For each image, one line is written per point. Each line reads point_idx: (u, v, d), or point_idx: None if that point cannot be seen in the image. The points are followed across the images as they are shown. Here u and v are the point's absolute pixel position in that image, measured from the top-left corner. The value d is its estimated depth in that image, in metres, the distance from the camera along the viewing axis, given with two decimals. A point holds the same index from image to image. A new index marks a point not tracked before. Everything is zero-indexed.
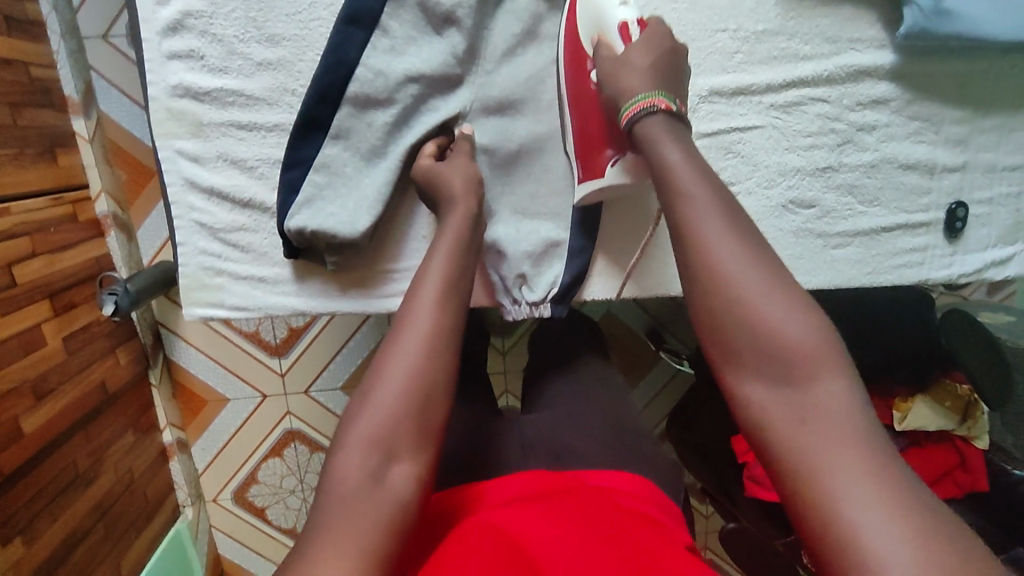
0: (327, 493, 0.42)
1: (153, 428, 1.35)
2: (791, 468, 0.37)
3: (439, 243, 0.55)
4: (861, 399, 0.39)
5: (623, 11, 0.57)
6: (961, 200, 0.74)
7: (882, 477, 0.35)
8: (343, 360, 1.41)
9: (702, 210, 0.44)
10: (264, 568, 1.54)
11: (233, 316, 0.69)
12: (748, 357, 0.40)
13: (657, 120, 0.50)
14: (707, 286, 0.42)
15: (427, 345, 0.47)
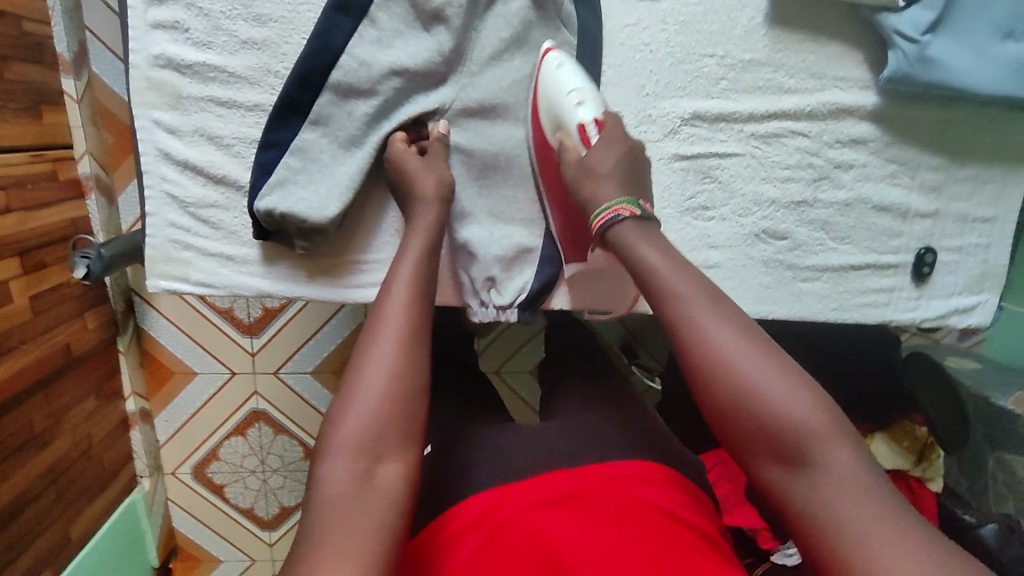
0: (317, 502, 0.42)
1: (116, 395, 1.34)
2: (820, 540, 0.37)
3: (411, 241, 0.56)
4: (869, 461, 0.40)
5: (581, 111, 0.61)
6: (930, 245, 0.75)
7: (907, 534, 0.36)
8: (315, 345, 1.41)
9: (692, 300, 0.47)
10: (218, 545, 1.54)
11: (197, 292, 0.68)
12: (759, 442, 0.42)
13: (627, 226, 0.53)
14: (711, 375, 0.44)
15: (408, 361, 0.49)
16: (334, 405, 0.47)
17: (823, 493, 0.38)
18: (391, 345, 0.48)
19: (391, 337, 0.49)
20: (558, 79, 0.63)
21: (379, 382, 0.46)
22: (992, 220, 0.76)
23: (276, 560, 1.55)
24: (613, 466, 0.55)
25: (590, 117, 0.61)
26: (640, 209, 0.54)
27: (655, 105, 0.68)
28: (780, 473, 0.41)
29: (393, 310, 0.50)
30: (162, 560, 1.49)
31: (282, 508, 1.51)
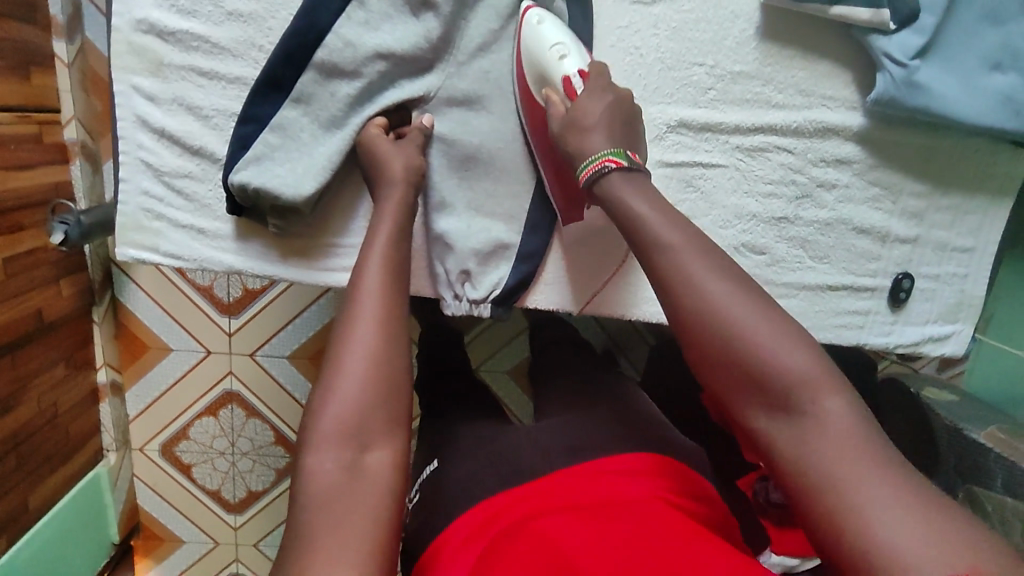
0: (307, 498, 0.42)
1: (87, 365, 1.32)
2: (807, 488, 0.37)
3: (383, 224, 0.56)
4: (863, 410, 0.39)
5: (567, 64, 0.61)
6: (908, 271, 0.75)
7: (899, 485, 0.35)
8: (294, 330, 1.40)
9: (685, 251, 0.46)
10: (181, 524, 1.52)
11: (166, 263, 0.67)
12: (749, 393, 0.41)
13: (612, 179, 0.53)
14: (702, 326, 0.43)
15: (384, 333, 0.48)
16: (314, 395, 0.46)
17: (813, 445, 0.38)
18: (370, 325, 0.48)
19: (369, 317, 0.48)
20: (540, 34, 0.62)
21: (360, 363, 0.46)
22: (971, 250, 0.76)
23: (240, 545, 1.53)
24: (614, 464, 0.59)
25: (575, 68, 0.61)
26: (627, 160, 0.53)
27: (642, 110, 0.68)
28: (769, 424, 0.41)
29: (368, 288, 0.50)
30: (124, 536, 1.47)
31: (249, 492, 1.50)
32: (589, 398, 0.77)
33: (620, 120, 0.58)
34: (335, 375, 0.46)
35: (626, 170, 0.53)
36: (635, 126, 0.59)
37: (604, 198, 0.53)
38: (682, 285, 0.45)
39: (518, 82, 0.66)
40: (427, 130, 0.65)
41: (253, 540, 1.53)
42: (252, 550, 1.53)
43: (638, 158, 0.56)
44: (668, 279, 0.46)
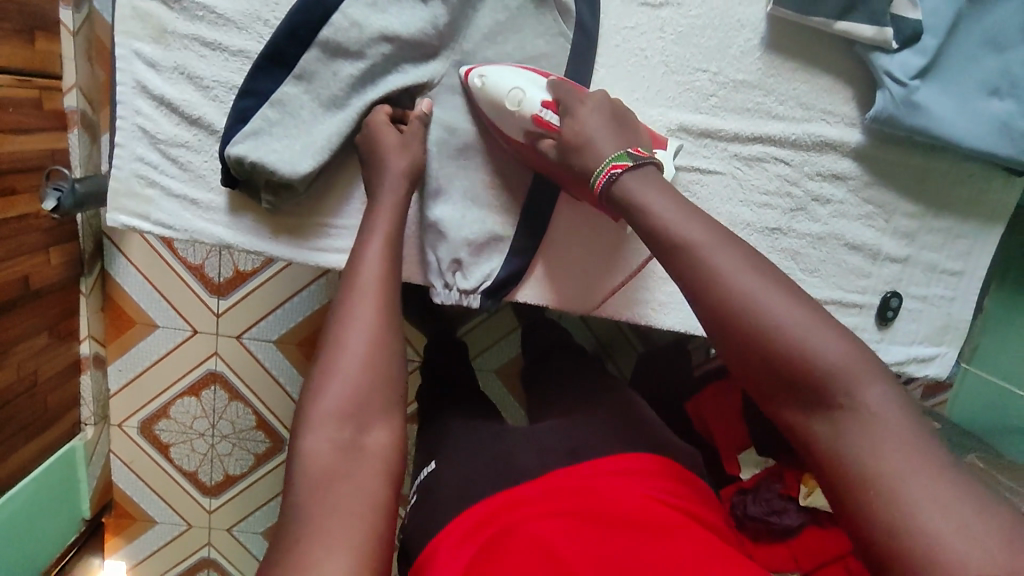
0: (303, 477, 0.42)
1: (71, 336, 1.31)
2: (853, 483, 0.39)
3: (377, 217, 0.57)
4: (901, 399, 0.41)
5: (529, 102, 0.62)
6: (896, 290, 0.75)
7: (941, 474, 0.37)
8: (282, 314, 1.39)
9: (717, 249, 0.46)
10: (154, 504, 1.51)
11: (157, 232, 0.67)
12: (784, 388, 0.43)
13: (633, 177, 0.53)
14: (739, 326, 0.44)
15: (382, 315, 0.49)
16: (310, 378, 0.47)
17: (852, 440, 0.39)
18: (371, 311, 0.49)
19: (370, 304, 0.49)
20: (490, 94, 0.63)
21: (359, 347, 0.47)
22: (959, 274, 0.76)
23: (213, 529, 1.52)
24: (589, 462, 0.62)
25: (539, 101, 0.62)
26: (631, 160, 0.54)
27: (643, 111, 0.68)
28: (806, 419, 0.42)
29: (367, 275, 0.51)
30: (95, 513, 1.45)
31: (226, 476, 1.48)
32: (591, 390, 0.79)
33: (609, 118, 0.59)
34: (333, 357, 0.47)
35: (633, 170, 0.53)
36: (626, 117, 0.61)
37: (622, 199, 0.53)
38: (715, 284, 0.45)
39: (484, 120, 0.67)
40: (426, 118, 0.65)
41: (226, 525, 1.51)
42: (225, 535, 1.52)
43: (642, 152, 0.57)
44: (698, 278, 0.46)
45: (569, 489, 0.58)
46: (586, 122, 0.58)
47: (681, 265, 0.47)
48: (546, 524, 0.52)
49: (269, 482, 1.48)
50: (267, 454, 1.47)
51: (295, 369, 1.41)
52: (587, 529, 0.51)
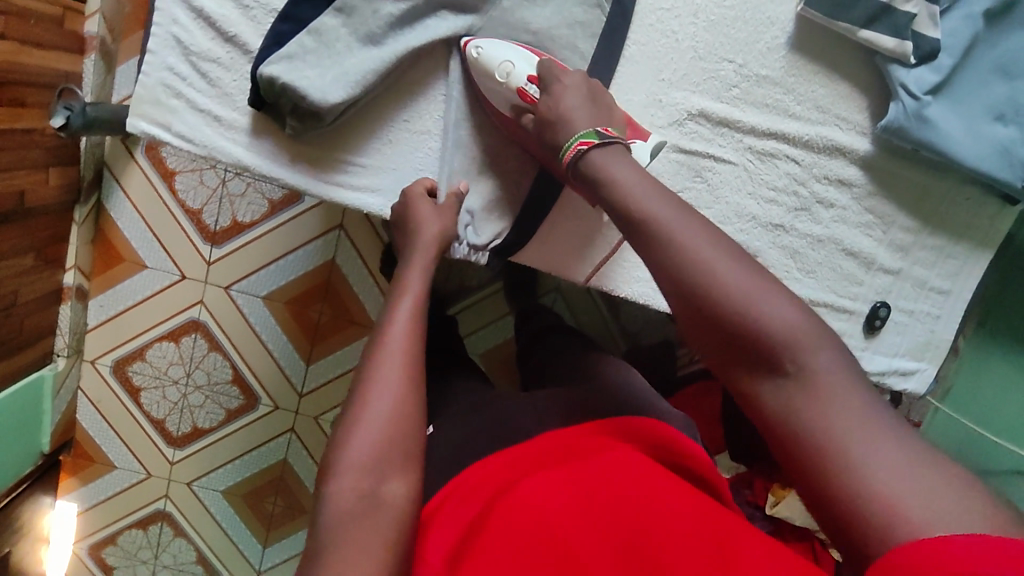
0: (330, 522, 0.48)
1: (57, 263, 1.29)
2: (810, 450, 0.40)
3: (413, 274, 0.61)
4: (846, 362, 0.42)
5: (514, 77, 0.64)
6: (885, 301, 0.78)
7: (891, 437, 0.39)
8: (274, 271, 1.38)
9: (676, 219, 0.47)
10: (118, 448, 1.48)
11: (175, 145, 0.67)
12: (735, 356, 0.44)
13: (605, 150, 0.54)
14: (699, 296, 0.45)
15: (408, 373, 0.54)
16: (341, 429, 0.51)
17: (802, 405, 0.41)
18: (397, 370, 0.53)
19: (396, 360, 0.54)
20: (484, 64, 0.65)
21: (388, 402, 0.52)
22: (946, 293, 0.79)
23: (172, 481, 1.49)
24: (560, 435, 0.64)
25: (524, 76, 0.64)
26: (598, 138, 0.55)
27: (667, 92, 0.70)
28: (757, 386, 0.43)
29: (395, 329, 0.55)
30: (54, 449, 1.42)
31: (195, 428, 1.46)
32: (594, 363, 0.87)
33: (587, 97, 0.60)
34: (363, 410, 0.51)
35: (598, 147, 0.54)
36: (604, 92, 0.63)
37: (587, 173, 0.54)
38: (668, 254, 0.46)
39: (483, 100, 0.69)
40: (461, 198, 0.68)
41: (187, 478, 1.49)
42: (184, 489, 1.49)
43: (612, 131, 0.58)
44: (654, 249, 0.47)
45: (557, 461, 0.59)
46: (560, 96, 0.60)
47: (635, 238, 0.48)
48: (543, 489, 0.53)
49: (238, 439, 1.46)
50: (239, 410, 1.45)
51: (280, 328, 1.40)
52: (581, 493, 0.53)
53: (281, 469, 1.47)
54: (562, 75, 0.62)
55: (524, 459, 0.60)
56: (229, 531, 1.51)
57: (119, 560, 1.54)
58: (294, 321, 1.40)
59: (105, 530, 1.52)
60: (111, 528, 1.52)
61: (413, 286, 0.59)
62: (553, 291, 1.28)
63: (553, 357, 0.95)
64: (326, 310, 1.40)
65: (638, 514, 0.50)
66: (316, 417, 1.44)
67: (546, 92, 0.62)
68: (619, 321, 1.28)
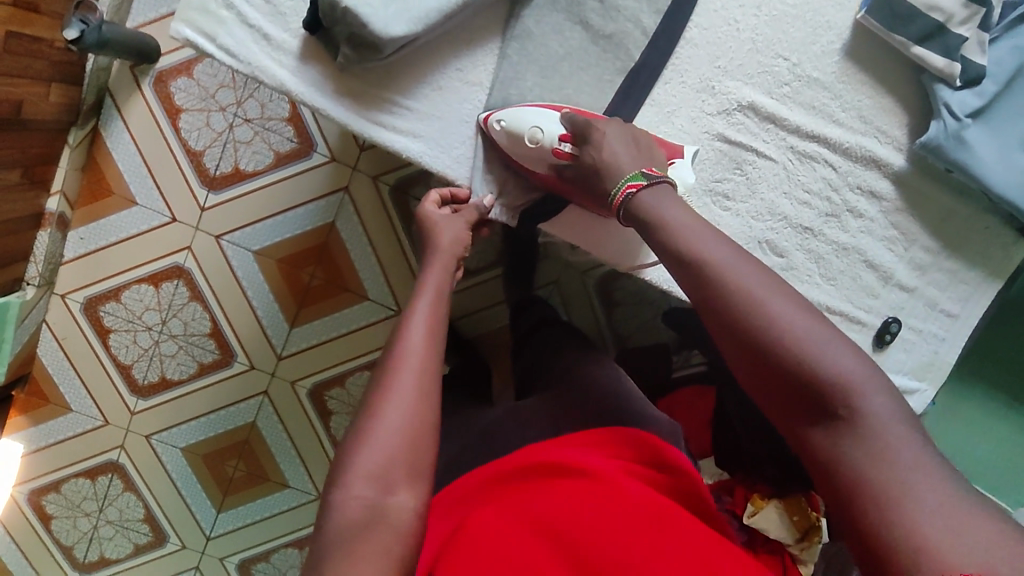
0: (334, 530, 0.49)
1: (43, 186, 1.22)
2: (857, 492, 0.43)
3: (432, 278, 0.64)
4: (898, 405, 0.46)
5: (547, 137, 0.66)
6: (897, 317, 0.79)
7: (933, 476, 0.42)
8: (271, 226, 1.33)
9: (738, 265, 0.52)
10: (77, 391, 1.40)
11: (218, 59, 0.65)
12: (789, 399, 0.49)
13: (660, 189, 0.60)
14: (761, 339, 0.49)
15: (422, 384, 0.56)
16: (355, 432, 0.54)
17: (852, 446, 0.45)
18: (412, 375, 0.56)
19: (413, 365, 0.57)
20: (511, 129, 0.67)
21: (398, 408, 0.54)
22: (954, 316, 0.80)
23: (130, 432, 1.42)
24: (558, 446, 0.69)
25: (557, 135, 0.66)
26: (645, 179, 0.60)
27: (720, 80, 0.72)
28: (815, 432, 0.47)
29: (413, 340, 0.58)
30: (9, 383, 1.33)
31: (162, 378, 1.40)
32: (589, 357, 0.89)
33: (627, 139, 0.65)
34: (374, 421, 0.53)
35: (646, 189, 0.60)
36: (647, 138, 0.66)
37: (638, 214, 0.60)
38: (727, 297, 0.51)
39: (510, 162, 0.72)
40: (483, 213, 0.71)
41: (146, 430, 1.42)
42: (141, 442, 1.42)
43: (654, 170, 0.63)
44: (711, 290, 0.52)
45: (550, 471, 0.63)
46: (607, 147, 0.63)
47: (695, 278, 0.53)
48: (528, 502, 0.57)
49: (207, 396, 1.40)
50: (212, 365, 1.39)
51: (268, 285, 1.35)
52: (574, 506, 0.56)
53: (248, 432, 1.42)
54: (599, 124, 0.65)
55: (509, 474, 0.65)
56: (183, 491, 1.45)
57: (60, 510, 1.46)
58: (283, 280, 1.35)
59: (49, 476, 1.44)
60: (56, 474, 1.44)
61: (428, 294, 0.63)
62: (551, 283, 1.29)
63: (549, 346, 0.96)
64: (318, 274, 1.35)
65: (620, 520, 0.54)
66: (292, 382, 1.39)
67: (585, 140, 0.65)
68: (610, 320, 1.30)
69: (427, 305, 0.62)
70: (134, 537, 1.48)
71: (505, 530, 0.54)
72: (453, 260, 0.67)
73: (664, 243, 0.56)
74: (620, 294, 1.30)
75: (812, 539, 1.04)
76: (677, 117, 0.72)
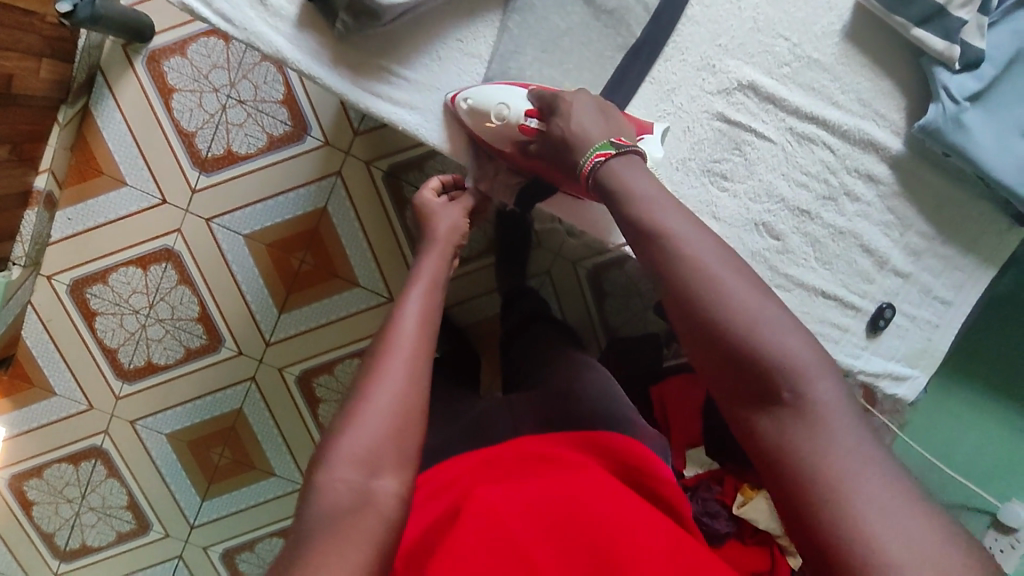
0: (321, 510, 0.48)
1: (30, 163, 1.21)
2: (800, 477, 0.43)
3: (421, 278, 0.65)
4: (843, 395, 0.46)
5: (513, 113, 0.66)
6: (891, 302, 0.79)
7: (877, 467, 0.42)
8: (262, 210, 1.31)
9: (699, 243, 0.51)
10: (61, 374, 1.38)
11: (213, 24, 0.64)
12: (737, 382, 0.47)
13: (631, 160, 0.59)
14: (713, 318, 0.48)
15: (411, 374, 0.55)
16: (343, 417, 0.53)
17: (797, 433, 0.44)
18: (401, 363, 0.56)
19: (403, 356, 0.56)
20: (481, 102, 0.66)
21: (388, 393, 0.53)
22: (948, 304, 0.80)
23: (114, 418, 1.40)
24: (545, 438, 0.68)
25: (523, 110, 0.66)
26: (614, 149, 0.60)
27: (721, 59, 0.72)
28: (759, 417, 0.46)
29: (400, 338, 0.57)
30: None
31: (148, 363, 1.38)
32: (576, 358, 0.88)
33: (597, 112, 0.64)
34: (359, 408, 0.52)
35: (616, 159, 0.59)
36: (614, 111, 0.65)
37: (607, 184, 0.58)
38: (683, 274, 0.50)
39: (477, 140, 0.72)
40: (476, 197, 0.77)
41: (130, 416, 1.39)
42: (126, 427, 1.40)
43: (624, 140, 0.62)
44: (669, 267, 0.50)
45: (542, 463, 0.63)
46: (575, 119, 0.63)
47: (652, 254, 0.52)
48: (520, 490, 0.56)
49: (193, 382, 1.38)
50: (200, 350, 1.37)
51: (258, 269, 1.33)
52: (566, 501, 0.55)
53: (235, 419, 1.40)
54: (566, 97, 0.65)
55: (501, 464, 0.64)
56: (168, 478, 1.43)
57: (41, 496, 1.43)
58: (273, 265, 1.33)
59: (32, 461, 1.41)
60: (39, 459, 1.41)
61: (423, 280, 0.65)
62: (542, 274, 1.29)
63: (539, 341, 0.96)
64: (309, 259, 1.33)
65: (603, 519, 0.53)
66: (280, 369, 1.37)
67: (553, 113, 0.65)
68: (603, 312, 1.29)
69: (422, 291, 0.63)
70: (117, 525, 1.45)
71: (499, 512, 0.52)
72: (450, 250, 0.71)
73: (627, 213, 0.55)
74: (612, 285, 1.29)
75: None
76: (676, 96, 0.72)
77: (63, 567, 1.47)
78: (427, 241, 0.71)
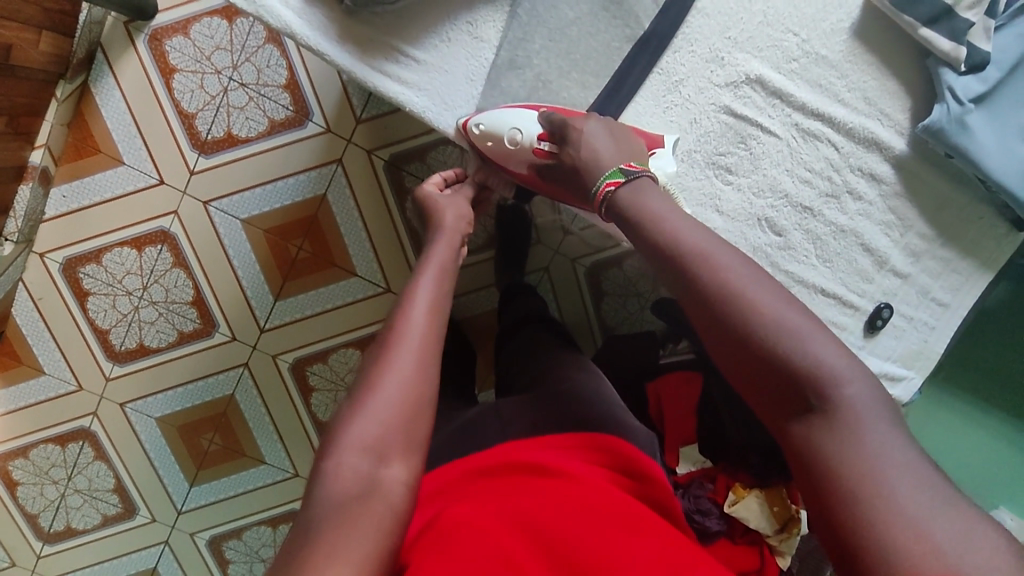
0: (326, 493, 0.47)
1: (25, 137, 1.20)
2: (829, 482, 0.43)
3: (426, 269, 0.64)
4: (878, 397, 0.45)
5: (526, 137, 0.69)
6: (889, 303, 0.79)
7: (908, 468, 0.41)
8: (260, 195, 1.30)
9: (720, 255, 0.51)
10: (49, 353, 1.36)
11: None
12: (767, 392, 0.48)
13: (646, 182, 0.60)
14: (737, 328, 0.49)
15: (420, 364, 0.55)
16: (349, 405, 0.52)
17: (828, 440, 0.44)
18: (409, 357, 0.55)
19: (412, 345, 0.56)
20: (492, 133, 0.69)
21: (395, 379, 0.53)
22: (946, 306, 0.80)
23: (104, 399, 1.38)
24: (536, 446, 0.68)
25: (534, 134, 0.68)
26: (624, 176, 0.60)
27: (730, 52, 0.72)
28: (792, 423, 0.47)
29: (414, 330, 0.57)
30: None
31: (140, 345, 1.36)
32: (575, 358, 0.88)
33: (606, 134, 0.64)
34: (369, 395, 0.52)
35: (627, 185, 0.60)
36: (624, 130, 0.66)
37: (619, 206, 0.59)
38: (706, 286, 0.51)
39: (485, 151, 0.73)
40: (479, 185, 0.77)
41: (121, 398, 1.38)
42: (115, 410, 1.38)
43: (636, 164, 0.62)
44: (689, 279, 0.52)
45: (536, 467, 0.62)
46: (585, 145, 0.64)
47: (675, 266, 0.53)
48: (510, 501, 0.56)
49: (185, 366, 1.37)
50: (193, 335, 1.36)
51: (255, 255, 1.32)
52: (557, 507, 0.54)
53: (226, 405, 1.39)
54: (575, 121, 0.65)
55: (496, 471, 0.63)
56: (156, 463, 1.41)
57: (27, 476, 1.41)
58: (270, 251, 1.32)
59: (19, 441, 1.40)
60: (26, 439, 1.40)
61: (433, 267, 0.64)
62: (541, 270, 1.29)
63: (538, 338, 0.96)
64: (306, 247, 1.32)
65: (598, 520, 0.53)
66: (274, 356, 1.36)
67: (565, 139, 0.66)
68: (599, 312, 1.29)
69: (431, 278, 0.63)
70: (103, 508, 1.43)
71: (487, 525, 0.52)
72: (458, 239, 0.71)
73: (641, 232, 0.56)
74: (609, 283, 1.29)
75: (792, 531, 1.05)
76: (684, 87, 0.72)
77: (46, 549, 1.45)
78: (434, 228, 0.71)
